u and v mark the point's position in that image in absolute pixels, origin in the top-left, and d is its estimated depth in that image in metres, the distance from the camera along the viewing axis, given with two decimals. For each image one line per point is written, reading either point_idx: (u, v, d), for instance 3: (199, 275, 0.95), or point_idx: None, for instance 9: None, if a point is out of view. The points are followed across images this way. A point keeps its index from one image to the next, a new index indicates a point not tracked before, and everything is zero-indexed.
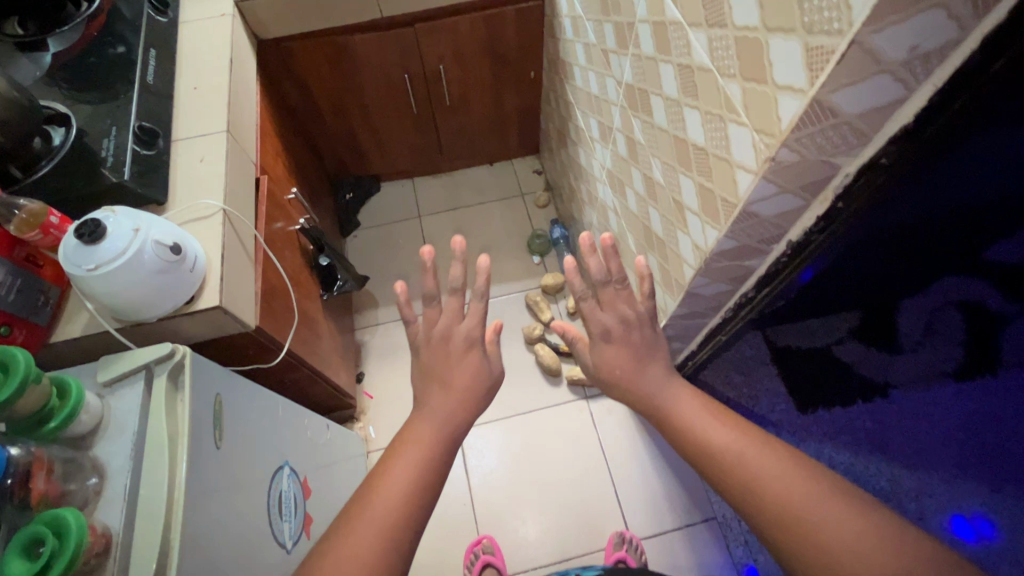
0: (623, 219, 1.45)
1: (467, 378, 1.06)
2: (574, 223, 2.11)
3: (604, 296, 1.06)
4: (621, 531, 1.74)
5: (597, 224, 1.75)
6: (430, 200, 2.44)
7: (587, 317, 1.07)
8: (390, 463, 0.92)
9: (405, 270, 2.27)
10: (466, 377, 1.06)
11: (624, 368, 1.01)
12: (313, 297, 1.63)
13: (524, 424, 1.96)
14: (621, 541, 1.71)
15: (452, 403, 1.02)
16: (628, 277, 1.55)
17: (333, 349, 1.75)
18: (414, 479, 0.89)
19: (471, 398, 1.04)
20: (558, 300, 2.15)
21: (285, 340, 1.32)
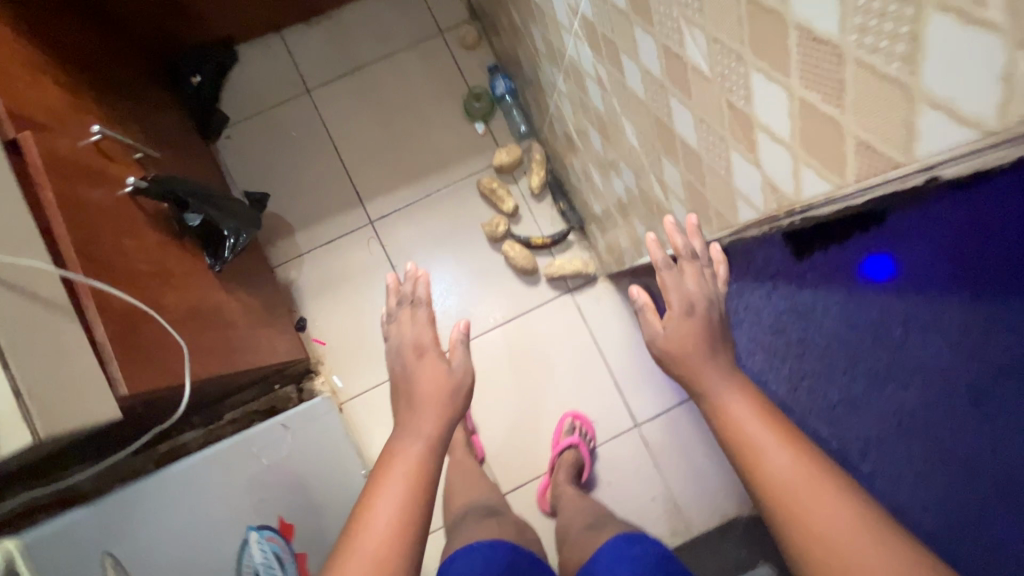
0: (618, 98, 0.98)
1: (434, 383, 0.97)
2: (523, 73, 1.57)
3: (686, 270, 0.90)
4: (572, 417, 1.68)
5: (567, 89, 1.26)
6: (316, 62, 1.74)
7: (669, 286, 0.91)
8: (377, 490, 0.84)
9: (313, 172, 1.72)
10: (430, 388, 0.96)
11: (694, 352, 0.84)
12: (199, 276, 1.15)
13: (508, 333, 1.72)
14: (572, 428, 1.66)
15: (424, 417, 0.92)
16: (625, 169, 1.15)
17: (258, 321, 1.35)
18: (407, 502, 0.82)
19: (444, 404, 0.95)
20: (519, 177, 1.72)
21: (181, 373, 0.94)
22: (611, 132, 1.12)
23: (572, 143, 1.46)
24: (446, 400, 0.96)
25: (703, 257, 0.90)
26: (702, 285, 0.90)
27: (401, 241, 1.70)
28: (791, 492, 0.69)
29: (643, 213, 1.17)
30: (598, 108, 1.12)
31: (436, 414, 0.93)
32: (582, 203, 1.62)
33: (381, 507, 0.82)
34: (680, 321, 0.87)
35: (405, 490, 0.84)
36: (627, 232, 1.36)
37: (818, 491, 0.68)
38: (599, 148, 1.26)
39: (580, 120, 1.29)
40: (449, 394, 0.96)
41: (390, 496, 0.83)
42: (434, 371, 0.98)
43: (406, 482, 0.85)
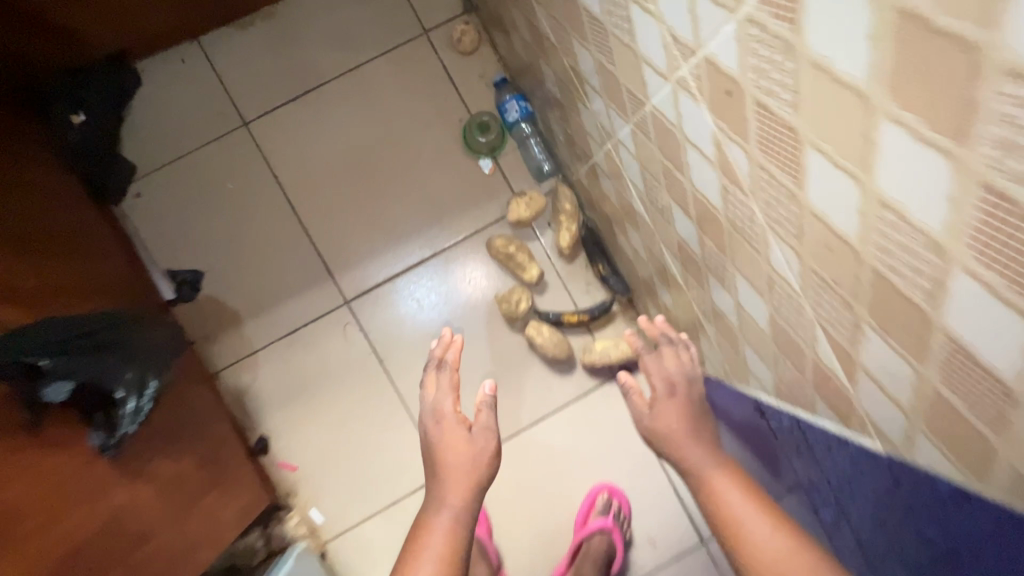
0: (769, 210, 0.56)
1: (464, 460, 0.71)
2: (547, 95, 1.11)
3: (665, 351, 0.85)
4: (608, 495, 1.26)
5: (633, 146, 0.82)
6: (255, 83, 1.25)
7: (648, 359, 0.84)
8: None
9: (260, 236, 1.26)
10: (448, 470, 0.70)
11: None
12: (93, 488, 0.77)
13: (536, 438, 1.30)
14: (607, 509, 1.24)
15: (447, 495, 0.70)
16: (737, 289, 0.73)
17: (193, 509, 0.94)
18: None
19: (465, 476, 0.70)
20: (541, 231, 1.28)
21: None
22: (724, 238, 0.69)
23: (622, 206, 1.01)
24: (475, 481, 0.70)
25: (679, 341, 0.84)
26: (681, 363, 0.83)
27: (388, 326, 1.27)
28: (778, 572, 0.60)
29: (764, 351, 0.75)
30: (703, 199, 0.68)
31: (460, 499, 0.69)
32: (630, 271, 1.20)
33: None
34: (665, 400, 0.79)
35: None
36: (711, 344, 0.94)
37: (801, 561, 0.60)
38: (680, 238, 0.83)
39: (647, 192, 0.85)
40: (479, 470, 0.71)
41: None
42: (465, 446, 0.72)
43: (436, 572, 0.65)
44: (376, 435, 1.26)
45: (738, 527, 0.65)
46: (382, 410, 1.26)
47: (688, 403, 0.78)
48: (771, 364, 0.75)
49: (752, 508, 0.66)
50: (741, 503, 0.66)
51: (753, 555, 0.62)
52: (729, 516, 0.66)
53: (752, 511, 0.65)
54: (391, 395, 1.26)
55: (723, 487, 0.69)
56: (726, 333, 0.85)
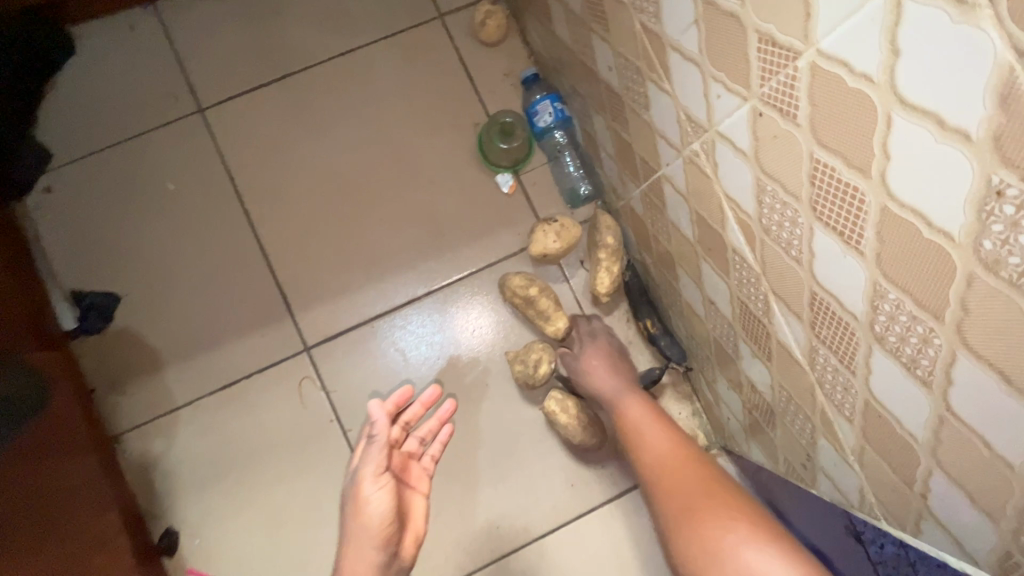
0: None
1: (363, 515, 0.61)
2: (593, 91, 0.84)
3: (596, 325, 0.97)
4: None
5: (745, 142, 0.52)
6: (220, 63, 0.99)
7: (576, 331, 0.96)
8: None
9: (200, 255, 0.95)
10: (358, 521, 0.61)
11: None
12: None
13: (549, 560, 0.93)
14: None
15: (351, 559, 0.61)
16: (948, 386, 0.41)
17: None
18: None
19: (365, 534, 0.61)
20: (570, 272, 0.99)
21: None
22: (949, 292, 0.37)
23: (697, 242, 0.71)
24: (374, 539, 0.61)
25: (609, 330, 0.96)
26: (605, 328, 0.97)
27: (361, 385, 0.94)
28: (669, 481, 0.78)
29: (988, 498, 0.42)
30: (914, 216, 0.37)
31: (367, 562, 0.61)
32: (690, 334, 0.88)
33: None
34: (589, 346, 0.94)
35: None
36: (837, 459, 0.61)
37: (686, 471, 0.77)
38: (815, 290, 0.52)
39: (761, 216, 0.54)
40: (378, 526, 0.61)
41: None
42: (369, 493, 0.61)
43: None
44: (326, 540, 0.90)
45: (644, 442, 0.83)
46: (337, 504, 0.91)
47: (608, 346, 0.94)
48: (1003, 523, 0.42)
49: (653, 422, 0.85)
50: (642, 421, 0.86)
51: (652, 469, 0.80)
52: (631, 428, 0.85)
53: (651, 426, 0.85)
54: None
55: (631, 408, 0.88)
56: (887, 451, 0.52)
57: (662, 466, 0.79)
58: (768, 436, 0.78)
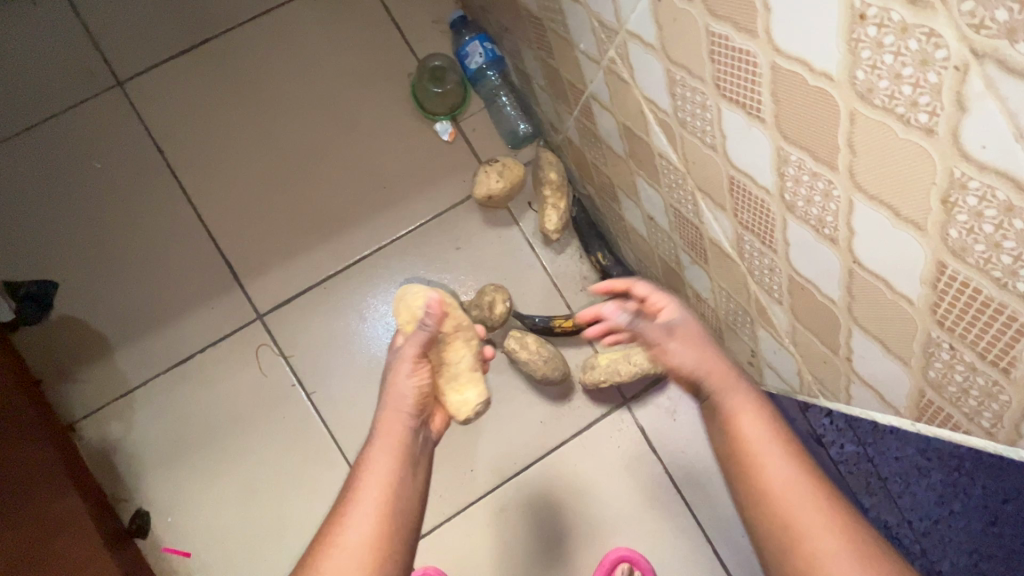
0: (994, 8, 0.26)
1: (400, 391, 0.61)
2: (517, 22, 0.83)
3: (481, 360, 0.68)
4: (625, 553, 0.93)
5: (651, 34, 0.52)
6: (133, 32, 0.95)
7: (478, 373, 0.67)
8: (350, 500, 0.55)
9: (136, 233, 0.92)
10: (394, 390, 0.61)
11: None
12: None
13: (527, 496, 0.95)
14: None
15: (389, 422, 0.60)
16: (852, 237, 0.43)
17: None
18: (370, 467, 0.56)
19: (402, 405, 0.60)
20: (519, 214, 0.99)
21: None
22: (839, 136, 0.38)
23: (629, 157, 0.72)
24: (411, 410, 0.60)
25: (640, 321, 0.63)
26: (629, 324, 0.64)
27: (320, 348, 0.94)
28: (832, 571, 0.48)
29: (900, 343, 0.44)
30: (799, 67, 0.38)
31: (401, 431, 0.59)
32: (640, 259, 0.89)
33: (345, 552, 0.51)
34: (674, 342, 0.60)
35: (377, 506, 0.54)
36: (777, 347, 0.63)
37: (820, 514, 0.51)
38: (732, 175, 0.53)
39: (676, 110, 0.55)
40: (416, 396, 0.61)
41: (357, 534, 0.52)
42: (407, 371, 0.61)
43: (382, 504, 0.54)
44: (300, 502, 0.91)
45: (759, 457, 0.55)
46: (309, 465, 0.91)
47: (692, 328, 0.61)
48: (914, 364, 0.44)
49: (772, 429, 0.56)
50: (755, 426, 0.57)
51: (772, 505, 0.53)
52: (742, 446, 0.56)
53: (769, 442, 0.56)
54: (323, 444, 0.92)
55: (738, 412, 0.58)
56: (814, 324, 0.54)
57: (787, 500, 0.52)
58: None
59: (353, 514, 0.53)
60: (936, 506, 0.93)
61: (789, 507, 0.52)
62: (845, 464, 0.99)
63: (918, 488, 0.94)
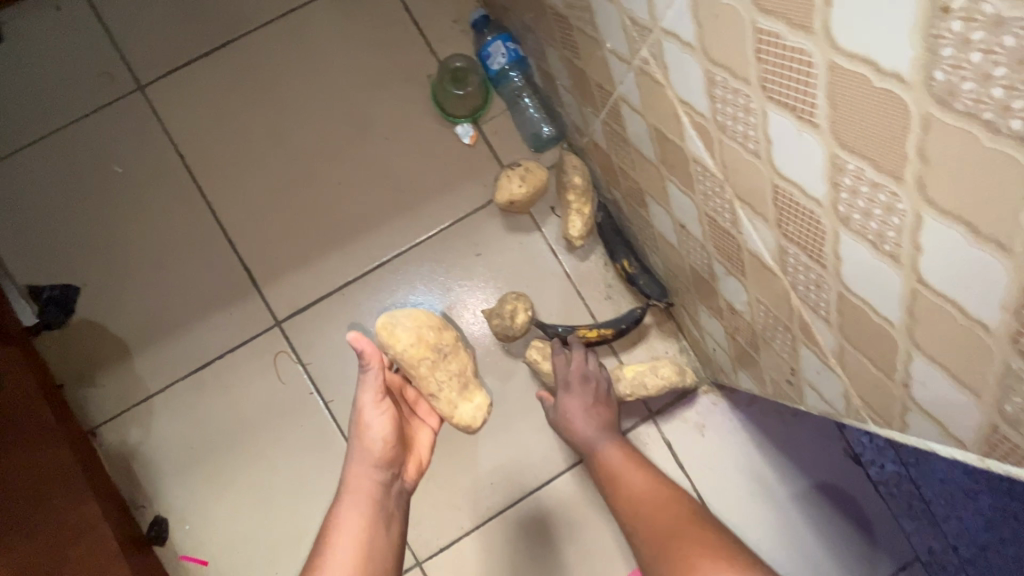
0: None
1: (369, 443, 0.66)
2: (541, 22, 0.80)
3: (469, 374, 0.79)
4: None
5: (688, 31, 0.49)
6: (155, 35, 0.94)
7: (469, 391, 0.78)
8: (323, 557, 0.62)
9: (156, 238, 0.92)
10: (362, 445, 0.66)
11: None
12: None
13: (548, 511, 0.92)
14: None
15: (357, 480, 0.65)
16: (917, 255, 0.38)
17: None
18: (342, 524, 0.63)
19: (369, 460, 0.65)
20: (542, 220, 0.96)
21: None
22: (908, 143, 0.34)
23: (660, 162, 0.68)
24: (377, 464, 0.66)
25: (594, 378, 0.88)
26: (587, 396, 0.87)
27: (338, 356, 0.92)
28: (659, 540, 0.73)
29: (971, 372, 0.40)
30: (863, 67, 0.34)
31: (367, 486, 0.65)
32: (668, 268, 0.86)
33: None
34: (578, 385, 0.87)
35: (351, 562, 0.61)
36: (820, 366, 0.59)
37: (654, 503, 0.78)
38: (776, 184, 0.49)
39: (714, 113, 0.51)
40: (379, 451, 0.66)
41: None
42: (373, 421, 0.66)
43: (354, 557, 0.62)
44: (317, 513, 0.89)
45: (621, 483, 0.82)
46: (326, 476, 0.90)
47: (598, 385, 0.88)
48: (987, 396, 0.39)
49: (626, 462, 0.84)
50: (619, 463, 0.84)
51: (629, 508, 0.80)
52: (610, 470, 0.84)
53: (630, 467, 0.83)
54: (340, 454, 0.90)
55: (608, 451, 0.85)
56: (866, 345, 0.49)
57: (635, 501, 0.79)
58: (752, 360, 0.75)
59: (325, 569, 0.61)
60: (982, 531, 0.91)
61: (635, 500, 0.79)
62: (886, 486, 0.95)
63: (965, 513, 0.91)
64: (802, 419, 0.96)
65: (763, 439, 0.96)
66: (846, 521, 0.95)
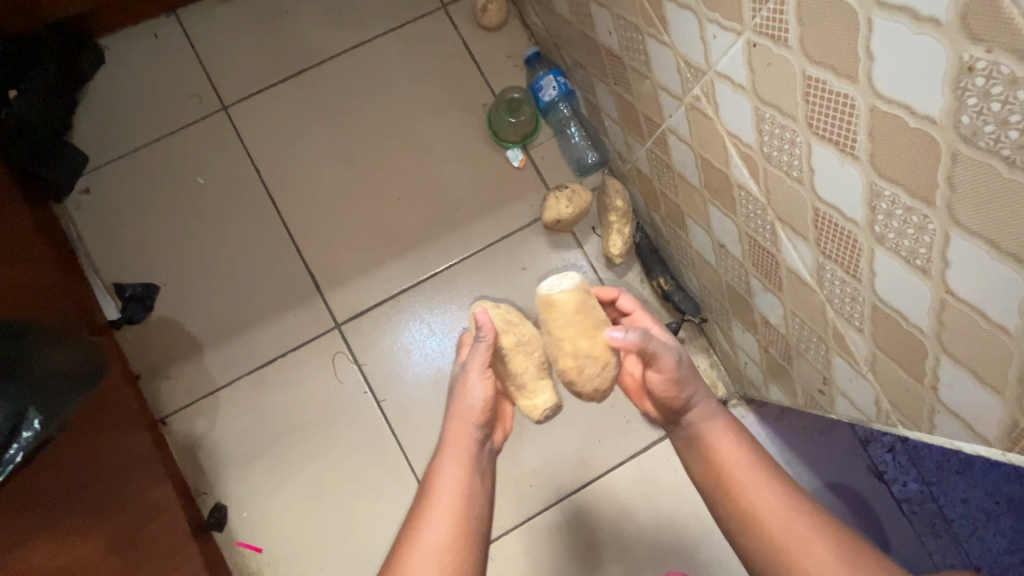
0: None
1: (469, 403, 0.62)
2: (593, 60, 0.89)
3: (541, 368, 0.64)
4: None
5: (742, 75, 0.57)
6: (239, 63, 1.05)
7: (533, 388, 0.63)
8: (425, 508, 0.59)
9: (230, 244, 1.00)
10: (461, 405, 0.62)
11: None
12: None
13: (584, 514, 0.97)
14: None
15: (455, 437, 0.62)
16: (945, 269, 0.45)
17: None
18: (441, 478, 0.60)
19: (468, 418, 0.62)
20: (584, 238, 1.03)
21: None
22: (937, 174, 0.42)
23: (704, 187, 0.76)
24: (476, 423, 0.62)
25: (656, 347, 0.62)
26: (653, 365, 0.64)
27: (391, 358, 0.99)
28: None
29: (994, 373, 0.46)
30: (900, 110, 0.42)
31: (466, 442, 0.62)
32: (703, 286, 0.92)
33: (425, 550, 0.55)
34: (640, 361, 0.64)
35: (451, 515, 0.58)
36: (852, 374, 0.65)
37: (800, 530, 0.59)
38: (818, 207, 0.56)
39: (761, 144, 0.59)
40: (480, 412, 0.62)
41: (433, 535, 0.56)
42: (474, 384, 0.62)
43: (457, 509, 0.58)
44: (366, 507, 0.94)
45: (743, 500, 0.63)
46: (376, 472, 0.95)
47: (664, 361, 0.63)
48: (1007, 393, 0.45)
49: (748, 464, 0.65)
50: (741, 470, 0.65)
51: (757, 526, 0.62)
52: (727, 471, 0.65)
53: (756, 474, 0.64)
54: (390, 451, 0.96)
55: (721, 440, 0.67)
56: (897, 352, 0.56)
57: (774, 519, 0.61)
58: (785, 371, 0.81)
59: (430, 516, 0.58)
60: (1004, 553, 0.91)
61: (775, 523, 0.60)
62: (909, 504, 0.98)
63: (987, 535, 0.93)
64: (827, 435, 1.01)
65: (792, 453, 1.01)
66: (869, 536, 0.99)
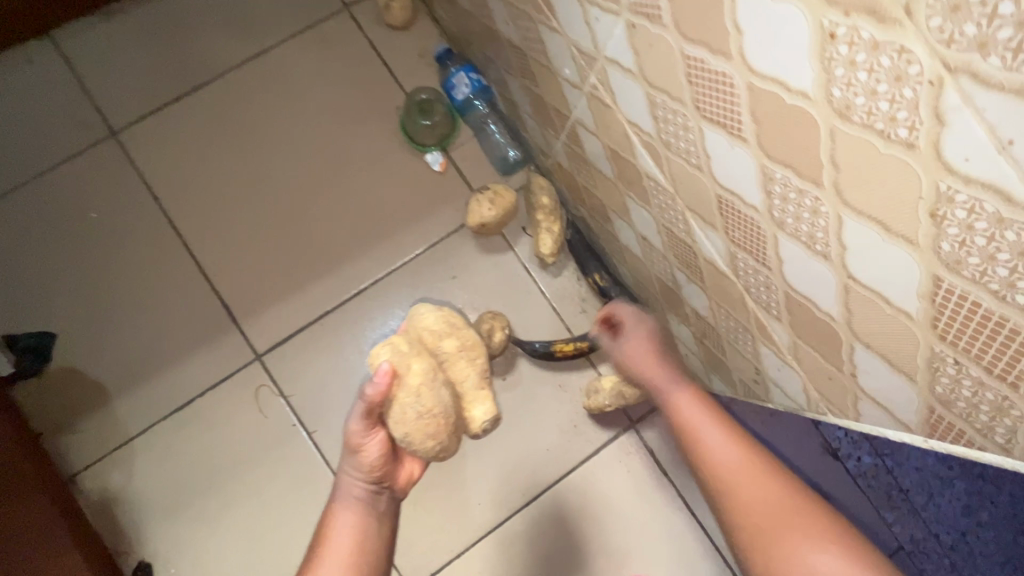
0: (962, 23, 0.26)
1: (356, 453, 0.59)
2: (499, 53, 0.85)
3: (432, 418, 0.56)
4: None
5: (629, 59, 0.53)
6: (126, 84, 0.97)
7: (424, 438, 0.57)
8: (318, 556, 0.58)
9: (133, 280, 0.93)
10: (349, 452, 0.60)
11: None
12: None
13: (538, 526, 0.93)
14: None
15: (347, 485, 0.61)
16: (844, 252, 0.42)
17: None
18: (334, 526, 0.59)
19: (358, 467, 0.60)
20: (514, 240, 0.99)
21: None
22: (821, 153, 0.38)
23: (618, 179, 0.72)
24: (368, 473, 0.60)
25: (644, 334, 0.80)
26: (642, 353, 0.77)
27: (319, 386, 0.93)
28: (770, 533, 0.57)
29: (905, 359, 0.43)
30: (775, 86, 0.38)
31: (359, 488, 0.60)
32: (637, 279, 0.89)
33: None
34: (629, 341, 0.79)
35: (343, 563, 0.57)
36: (779, 363, 0.62)
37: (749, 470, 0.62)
38: (720, 195, 0.52)
39: (659, 131, 0.55)
40: (372, 462, 0.59)
41: None
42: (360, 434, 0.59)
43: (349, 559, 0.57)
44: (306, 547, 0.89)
45: (696, 437, 0.67)
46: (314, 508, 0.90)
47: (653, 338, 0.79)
48: (920, 379, 0.42)
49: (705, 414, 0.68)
50: (694, 415, 0.68)
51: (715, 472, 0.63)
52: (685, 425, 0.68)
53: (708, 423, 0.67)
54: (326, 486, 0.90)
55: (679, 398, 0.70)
56: (815, 340, 0.52)
57: (727, 466, 0.63)
58: (721, 362, 0.78)
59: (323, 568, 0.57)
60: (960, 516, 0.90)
61: (725, 465, 0.63)
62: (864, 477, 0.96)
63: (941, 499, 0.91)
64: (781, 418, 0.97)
65: None
66: None
